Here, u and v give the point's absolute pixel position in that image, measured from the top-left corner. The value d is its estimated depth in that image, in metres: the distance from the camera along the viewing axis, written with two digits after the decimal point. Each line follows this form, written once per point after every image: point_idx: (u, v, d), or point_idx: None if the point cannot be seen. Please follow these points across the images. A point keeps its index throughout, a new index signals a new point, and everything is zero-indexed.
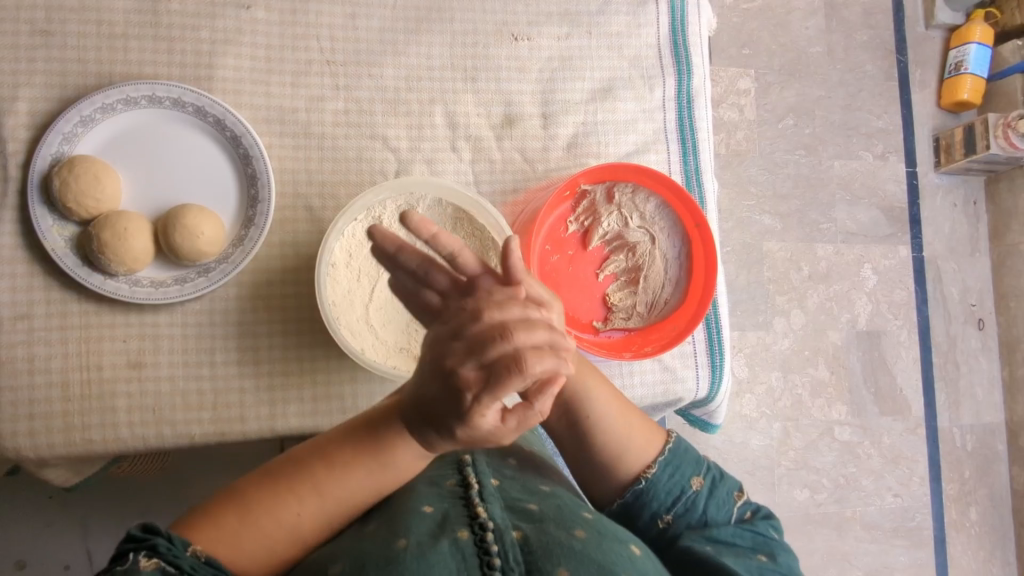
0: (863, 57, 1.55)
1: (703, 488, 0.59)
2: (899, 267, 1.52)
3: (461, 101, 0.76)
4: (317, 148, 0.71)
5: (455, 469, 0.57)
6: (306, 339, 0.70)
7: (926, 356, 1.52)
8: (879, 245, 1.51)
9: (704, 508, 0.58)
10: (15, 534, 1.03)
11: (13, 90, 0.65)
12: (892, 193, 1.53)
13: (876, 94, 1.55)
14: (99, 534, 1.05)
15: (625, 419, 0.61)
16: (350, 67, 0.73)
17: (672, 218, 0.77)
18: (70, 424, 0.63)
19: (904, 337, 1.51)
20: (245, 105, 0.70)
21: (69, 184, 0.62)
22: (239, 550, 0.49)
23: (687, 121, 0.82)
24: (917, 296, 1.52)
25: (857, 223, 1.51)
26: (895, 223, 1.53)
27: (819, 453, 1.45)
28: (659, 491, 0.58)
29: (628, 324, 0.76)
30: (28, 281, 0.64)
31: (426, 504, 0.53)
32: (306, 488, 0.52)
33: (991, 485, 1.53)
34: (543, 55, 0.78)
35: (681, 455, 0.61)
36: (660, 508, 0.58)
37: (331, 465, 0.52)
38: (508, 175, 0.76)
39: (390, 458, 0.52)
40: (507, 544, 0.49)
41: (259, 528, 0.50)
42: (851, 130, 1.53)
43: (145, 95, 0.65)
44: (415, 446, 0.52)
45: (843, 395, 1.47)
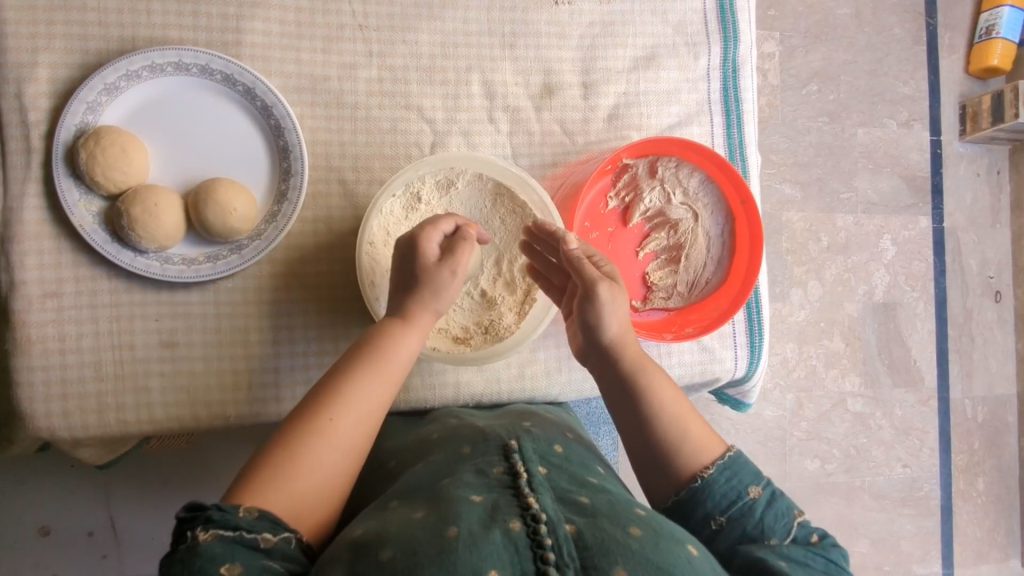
0: (891, 20, 1.50)
1: (762, 499, 0.55)
2: (918, 238, 1.49)
3: (498, 69, 0.72)
4: (349, 119, 0.68)
5: (500, 456, 0.57)
6: (341, 318, 0.68)
7: (941, 328, 1.51)
8: (900, 215, 1.49)
9: (762, 516, 0.54)
10: (36, 502, 1.03)
11: (32, 55, 0.61)
12: (914, 163, 1.50)
13: (903, 59, 1.50)
14: (121, 501, 1.06)
15: (685, 413, 0.60)
16: (382, 32, 0.69)
17: (716, 194, 0.75)
18: (104, 404, 0.62)
19: (921, 310, 1.49)
20: (275, 72, 0.66)
21: (95, 157, 0.59)
22: (292, 479, 0.50)
23: (732, 92, 0.78)
24: (935, 267, 1.50)
25: (878, 193, 1.48)
26: (917, 193, 1.50)
27: (831, 425, 1.45)
28: (714, 492, 0.56)
29: (668, 304, 0.75)
30: (55, 259, 0.61)
31: (474, 492, 0.52)
32: (335, 409, 0.54)
33: (1000, 456, 1.53)
34: (584, 21, 0.74)
35: (742, 458, 0.58)
36: (714, 509, 0.55)
37: (344, 380, 0.55)
38: (547, 148, 0.73)
39: (394, 353, 0.57)
40: (561, 537, 0.47)
41: (306, 453, 0.51)
42: (876, 96, 1.48)
43: (170, 61, 0.62)
44: (410, 336, 0.58)
45: (857, 366, 1.46)
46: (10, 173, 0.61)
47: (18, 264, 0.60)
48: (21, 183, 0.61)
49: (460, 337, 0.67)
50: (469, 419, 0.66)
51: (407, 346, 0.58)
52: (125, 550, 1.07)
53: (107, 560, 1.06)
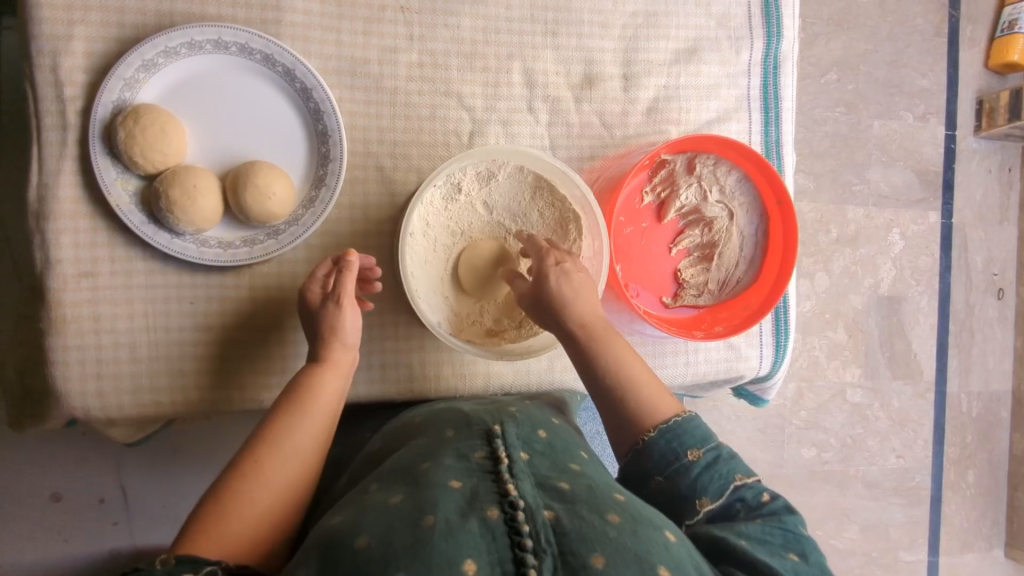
0: (913, 10, 1.48)
1: (701, 462, 0.56)
2: (927, 232, 1.50)
3: (540, 58, 0.71)
4: (388, 104, 0.67)
5: (483, 441, 0.56)
6: (375, 305, 0.68)
7: (943, 323, 1.52)
8: (909, 209, 1.49)
9: (698, 476, 0.55)
10: (48, 468, 1.06)
11: (67, 27, 0.60)
12: (927, 156, 1.50)
13: (923, 51, 1.48)
14: (130, 470, 1.09)
15: (639, 377, 0.61)
16: (424, 15, 0.68)
17: (753, 193, 0.74)
18: (139, 384, 0.63)
19: (925, 304, 1.50)
20: (314, 53, 0.65)
21: (134, 136, 0.58)
22: (231, 521, 0.52)
23: (772, 88, 0.77)
24: (941, 262, 1.51)
25: (890, 186, 1.48)
26: (928, 187, 1.50)
27: (829, 414, 1.47)
28: (654, 454, 0.57)
29: (698, 302, 0.75)
30: (91, 237, 0.61)
31: (453, 478, 0.51)
32: (267, 450, 0.57)
33: (991, 450, 1.55)
34: (627, 11, 0.73)
35: (685, 422, 0.58)
36: (653, 469, 0.57)
37: (273, 426, 0.59)
38: (586, 141, 0.72)
39: (319, 392, 0.61)
40: (539, 524, 0.46)
41: (244, 495, 0.54)
42: (894, 88, 1.47)
43: (210, 39, 0.61)
44: (330, 378, 0.62)
45: (858, 358, 1.47)
46: (44, 150, 0.60)
47: (53, 242, 0.60)
48: (57, 160, 0.60)
49: (494, 329, 0.67)
50: (455, 403, 0.66)
51: (328, 384, 0.62)
52: (134, 518, 1.10)
53: (117, 528, 1.09)
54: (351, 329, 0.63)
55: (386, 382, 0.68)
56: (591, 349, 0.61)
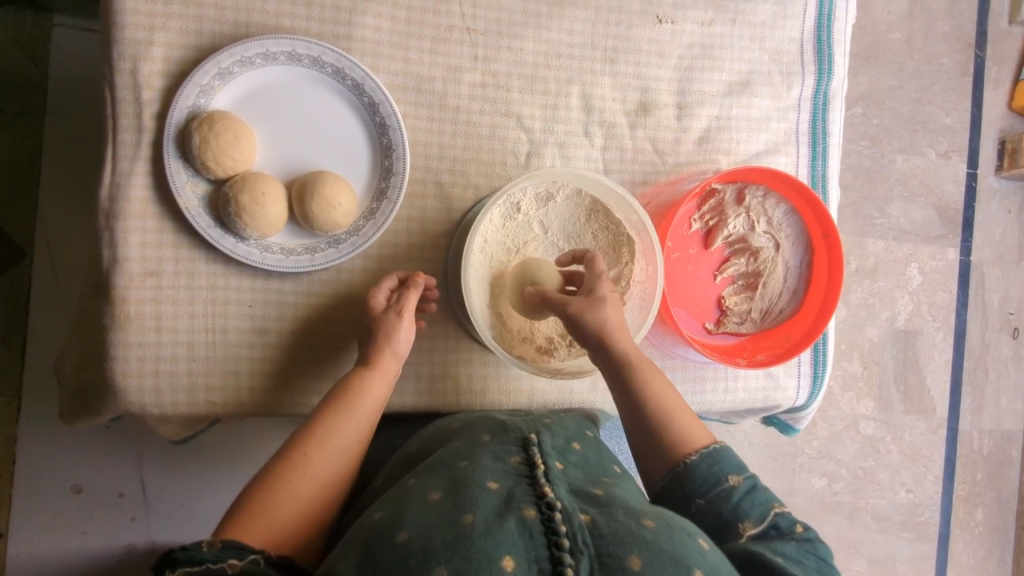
0: (941, 49, 1.50)
1: (741, 488, 0.57)
2: (945, 269, 1.51)
3: (598, 83, 0.72)
4: (450, 122, 0.69)
5: (519, 447, 0.57)
6: (427, 317, 0.69)
7: (957, 360, 1.52)
8: (929, 245, 1.50)
9: (739, 501, 0.56)
10: (71, 459, 1.09)
11: (149, 33, 0.61)
12: (949, 194, 1.51)
13: (948, 90, 1.50)
14: (151, 465, 1.11)
15: (680, 408, 0.63)
16: (489, 37, 0.69)
17: (799, 226, 0.76)
18: (194, 384, 0.64)
19: (940, 340, 1.50)
20: (382, 69, 0.67)
21: (208, 141, 0.59)
22: (274, 514, 0.55)
23: (820, 124, 0.79)
24: (958, 299, 1.51)
25: (911, 221, 1.49)
26: (948, 224, 1.51)
27: (841, 445, 1.46)
28: (695, 477, 0.58)
29: (740, 330, 0.76)
30: (158, 237, 0.62)
31: (490, 479, 0.52)
32: (311, 447, 0.59)
33: (1001, 490, 1.53)
34: (685, 41, 0.74)
35: (722, 450, 0.59)
36: (693, 492, 0.57)
37: (319, 423, 0.60)
38: (638, 166, 0.74)
39: (364, 393, 0.62)
40: (576, 526, 0.47)
41: (286, 490, 0.56)
42: (918, 125, 1.49)
43: (284, 51, 0.62)
44: (377, 380, 0.63)
45: (872, 390, 1.47)
46: (119, 150, 0.61)
47: (121, 241, 0.61)
48: (130, 161, 0.61)
49: (543, 347, 0.68)
50: (490, 412, 0.67)
51: (375, 387, 0.63)
52: (153, 512, 1.11)
53: (135, 523, 1.10)
54: (404, 339, 0.64)
55: (433, 394, 0.69)
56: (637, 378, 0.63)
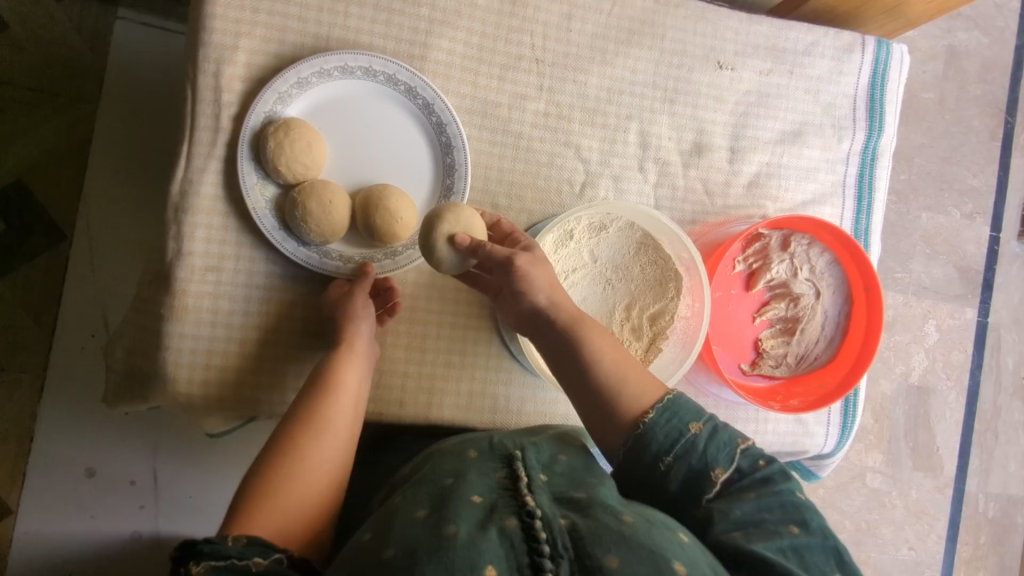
0: (972, 111, 1.52)
1: (703, 433, 0.55)
2: (961, 328, 1.51)
3: (656, 121, 0.74)
4: (512, 147, 0.70)
5: (503, 463, 0.56)
6: (471, 333, 0.70)
7: (967, 421, 1.51)
8: (947, 303, 1.50)
9: (705, 450, 0.54)
10: (88, 443, 1.10)
11: (234, 38, 0.63)
12: (970, 254, 1.52)
13: (976, 152, 1.52)
14: (164, 457, 1.12)
15: (624, 359, 0.61)
16: (556, 69, 0.71)
17: (840, 276, 0.77)
18: (242, 379, 0.65)
19: (953, 399, 1.50)
20: (452, 91, 0.69)
21: (283, 146, 0.61)
22: (279, 508, 0.56)
23: (867, 179, 0.80)
24: (973, 359, 1.51)
25: (931, 278, 1.49)
26: (968, 284, 1.51)
27: (847, 496, 1.44)
28: (657, 435, 0.55)
29: (774, 373, 0.77)
30: (222, 234, 0.64)
31: (477, 492, 0.51)
32: (305, 438, 0.60)
33: (1003, 554, 1.50)
34: (742, 89, 0.76)
35: (674, 400, 0.58)
36: (659, 450, 0.55)
37: (309, 412, 0.61)
38: (688, 205, 0.75)
39: (345, 377, 0.62)
40: (555, 531, 0.46)
41: (288, 484, 0.57)
42: (945, 184, 1.51)
43: (361, 66, 0.65)
44: (354, 362, 0.63)
45: (881, 443, 1.47)
46: (194, 147, 0.63)
47: (188, 235, 0.63)
48: (204, 159, 0.63)
49: None
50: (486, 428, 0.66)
51: (353, 368, 0.63)
52: (162, 502, 1.11)
53: (143, 511, 1.11)
54: (365, 316, 0.64)
55: (471, 410, 0.70)
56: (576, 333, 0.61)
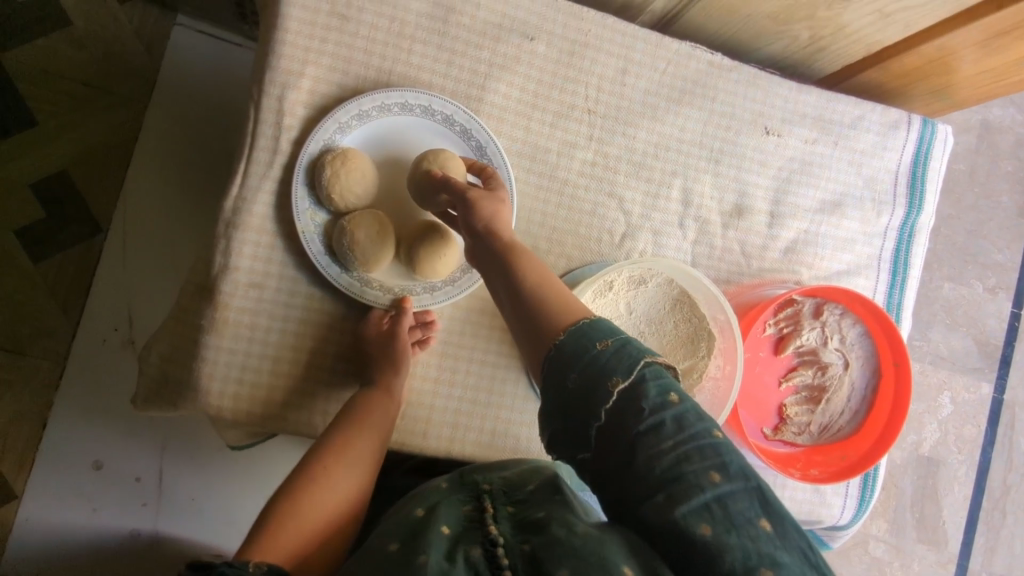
0: (1002, 187, 1.52)
1: (609, 349, 0.54)
2: (976, 403, 1.48)
3: (700, 180, 0.75)
4: (557, 193, 0.72)
5: (471, 498, 0.59)
6: (499, 372, 0.70)
7: (977, 497, 1.46)
8: (963, 376, 1.47)
9: (606, 362, 0.53)
10: (101, 434, 1.10)
11: (301, 65, 0.65)
12: (990, 329, 1.50)
13: (1004, 228, 1.51)
14: (173, 457, 1.12)
15: (553, 286, 0.61)
16: (607, 121, 0.73)
17: (870, 348, 0.77)
18: (272, 398, 0.66)
19: (962, 474, 1.46)
20: (504, 134, 0.70)
21: (338, 176, 0.63)
22: (294, 535, 0.58)
23: (903, 255, 0.81)
24: (986, 436, 1.47)
25: (949, 349, 1.48)
26: (986, 359, 1.48)
27: (848, 563, 1.41)
28: (566, 351, 0.55)
29: (796, 440, 0.76)
30: (268, 252, 0.65)
31: (445, 523, 0.54)
32: (330, 469, 0.62)
33: None
34: (786, 155, 0.77)
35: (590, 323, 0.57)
36: (567, 367, 0.54)
37: (336, 444, 0.63)
38: (724, 265, 0.76)
39: (375, 413, 0.65)
40: (515, 557, 0.49)
41: (307, 513, 0.60)
42: (969, 257, 1.50)
43: (421, 104, 0.67)
44: (386, 400, 0.66)
45: (886, 511, 1.44)
46: (251, 166, 0.65)
47: (235, 251, 0.64)
48: (259, 179, 0.65)
49: None
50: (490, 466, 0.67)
51: (384, 406, 0.65)
52: (165, 501, 1.11)
53: (145, 508, 1.10)
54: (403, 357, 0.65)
55: (492, 448, 0.70)
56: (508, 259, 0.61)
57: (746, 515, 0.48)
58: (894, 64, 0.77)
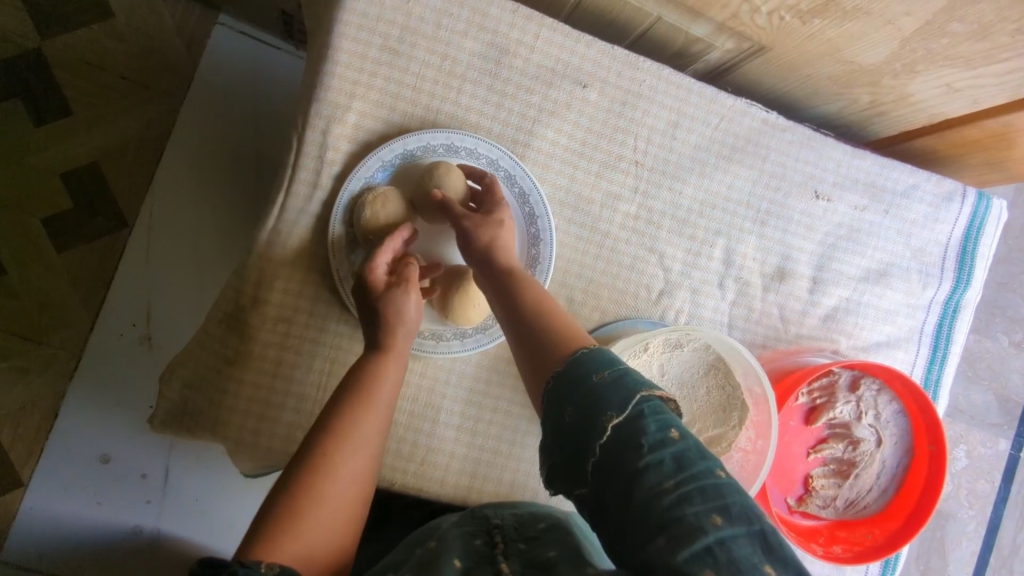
0: None
1: (606, 381, 0.51)
2: (992, 458, 1.34)
3: (743, 241, 0.73)
4: (597, 244, 0.70)
5: (484, 531, 0.58)
6: (523, 424, 0.69)
7: (983, 554, 1.32)
8: (981, 430, 1.34)
9: (602, 395, 0.50)
10: (108, 428, 1.07)
11: (349, 98, 0.64)
12: (1012, 384, 1.36)
13: None
14: (178, 459, 1.09)
15: (555, 313, 0.60)
16: (654, 174, 0.71)
17: (904, 425, 0.75)
18: (291, 435, 0.64)
19: (971, 529, 1.33)
20: (548, 180, 0.69)
21: (378, 217, 0.63)
22: (301, 534, 0.51)
23: (946, 330, 0.78)
24: (999, 492, 1.33)
25: (968, 403, 1.35)
26: (1006, 415, 1.35)
27: None
28: (564, 385, 0.53)
29: (821, 513, 0.74)
30: (301, 287, 0.64)
31: (456, 555, 0.53)
32: (336, 450, 0.55)
33: None
34: (834, 221, 0.75)
35: (596, 353, 0.54)
36: (564, 401, 0.52)
37: (342, 420, 0.56)
38: (761, 328, 0.74)
39: (382, 380, 0.59)
40: None
41: (316, 509, 0.53)
42: (996, 309, 1.37)
43: (467, 147, 0.66)
44: (392, 363, 0.60)
45: None
46: (290, 198, 0.63)
47: (268, 284, 0.63)
48: (297, 212, 0.63)
49: None
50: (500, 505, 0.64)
51: (392, 372, 0.60)
52: (169, 501, 1.07)
53: (149, 506, 1.07)
54: (414, 315, 0.61)
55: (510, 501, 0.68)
56: (511, 284, 0.62)
57: (750, 562, 0.42)
58: (953, 133, 0.75)
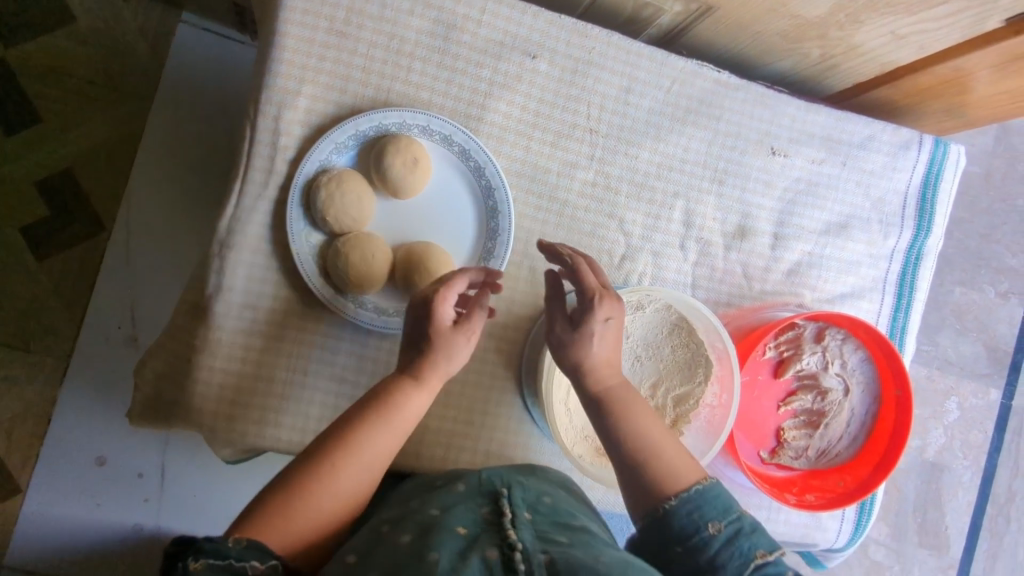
0: None
1: (721, 535, 0.53)
2: (983, 408, 1.35)
3: (703, 201, 0.74)
4: (556, 213, 0.71)
5: (490, 498, 0.55)
6: (494, 394, 0.70)
7: (980, 503, 1.34)
8: (970, 380, 1.35)
9: (717, 551, 0.53)
10: (100, 430, 1.08)
11: (298, 83, 0.64)
12: (1000, 334, 1.37)
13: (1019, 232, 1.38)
14: (171, 456, 1.10)
15: (666, 439, 0.60)
16: (609, 140, 0.71)
17: (871, 372, 0.76)
18: (264, 418, 0.65)
19: (966, 479, 1.34)
20: (503, 154, 0.69)
21: (333, 198, 0.63)
22: (290, 530, 0.52)
23: (909, 277, 0.79)
24: (992, 442, 1.35)
25: (958, 355, 1.36)
26: (995, 364, 1.36)
27: None
28: (674, 523, 0.55)
29: (793, 464, 0.75)
30: (264, 273, 0.65)
31: (460, 523, 0.50)
32: (342, 459, 0.55)
33: None
34: (793, 176, 0.76)
35: (709, 493, 0.56)
36: (673, 538, 0.55)
37: (356, 431, 0.57)
38: (725, 287, 0.75)
39: (405, 407, 0.59)
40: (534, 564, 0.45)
41: (310, 508, 0.53)
42: (981, 260, 1.38)
43: (419, 124, 0.66)
44: (416, 395, 0.59)
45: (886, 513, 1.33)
46: (247, 185, 0.64)
47: (230, 271, 0.63)
48: (255, 199, 0.64)
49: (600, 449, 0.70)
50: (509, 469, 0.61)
51: (416, 401, 0.59)
52: (167, 496, 1.09)
53: (147, 504, 1.08)
54: (457, 354, 0.61)
55: None
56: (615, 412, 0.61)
57: None
58: (906, 82, 0.75)
